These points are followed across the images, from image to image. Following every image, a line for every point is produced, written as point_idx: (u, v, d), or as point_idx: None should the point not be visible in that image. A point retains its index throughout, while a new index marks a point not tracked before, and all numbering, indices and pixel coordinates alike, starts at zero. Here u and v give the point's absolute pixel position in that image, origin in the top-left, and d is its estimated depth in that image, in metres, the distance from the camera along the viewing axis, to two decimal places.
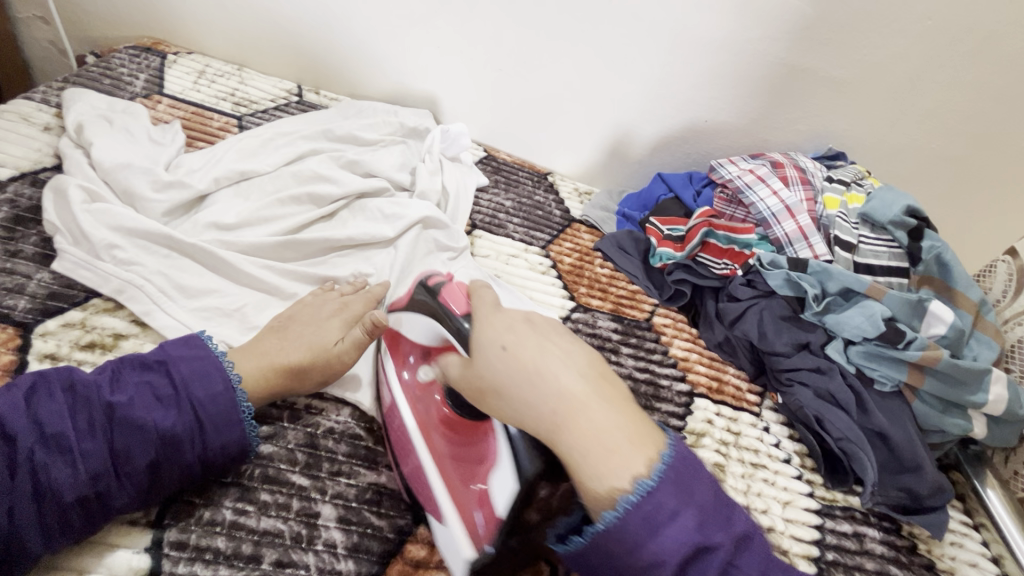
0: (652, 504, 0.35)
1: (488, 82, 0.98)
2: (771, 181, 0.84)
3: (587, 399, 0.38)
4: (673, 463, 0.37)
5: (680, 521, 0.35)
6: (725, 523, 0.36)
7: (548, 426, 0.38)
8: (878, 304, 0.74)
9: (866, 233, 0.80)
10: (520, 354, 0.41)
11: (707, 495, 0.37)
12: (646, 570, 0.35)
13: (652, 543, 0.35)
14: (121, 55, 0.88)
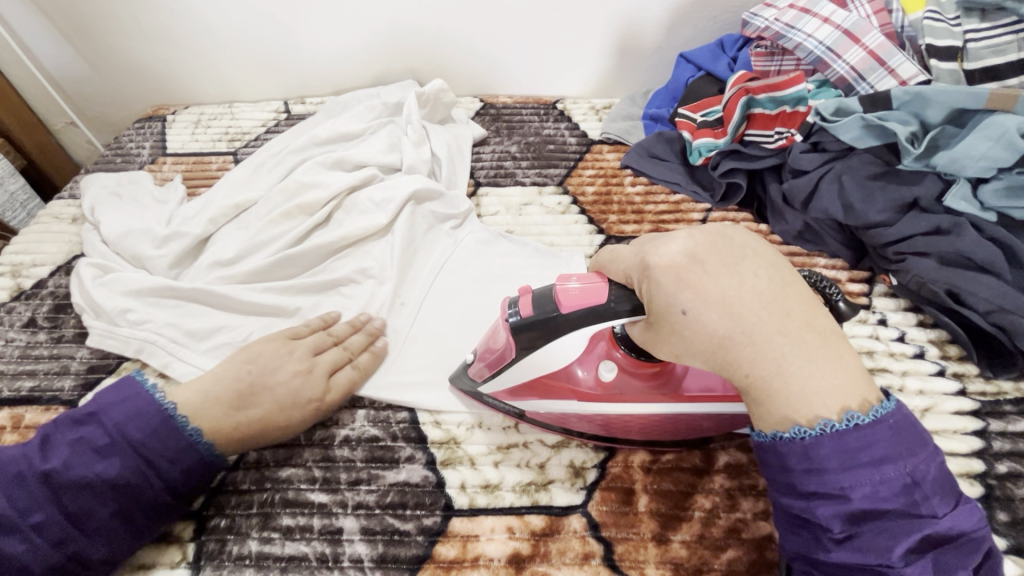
0: (855, 438, 0.35)
1: (459, 24, 0.86)
2: (819, 8, 0.64)
3: (801, 333, 0.36)
4: (895, 424, 0.36)
5: (884, 469, 0.34)
6: (934, 494, 0.35)
7: (757, 371, 0.36)
8: (1010, 116, 0.53)
9: (975, 24, 0.57)
10: (728, 298, 0.36)
11: (936, 479, 0.35)
12: (825, 499, 0.35)
13: (840, 474, 0.35)
14: (130, 131, 0.93)
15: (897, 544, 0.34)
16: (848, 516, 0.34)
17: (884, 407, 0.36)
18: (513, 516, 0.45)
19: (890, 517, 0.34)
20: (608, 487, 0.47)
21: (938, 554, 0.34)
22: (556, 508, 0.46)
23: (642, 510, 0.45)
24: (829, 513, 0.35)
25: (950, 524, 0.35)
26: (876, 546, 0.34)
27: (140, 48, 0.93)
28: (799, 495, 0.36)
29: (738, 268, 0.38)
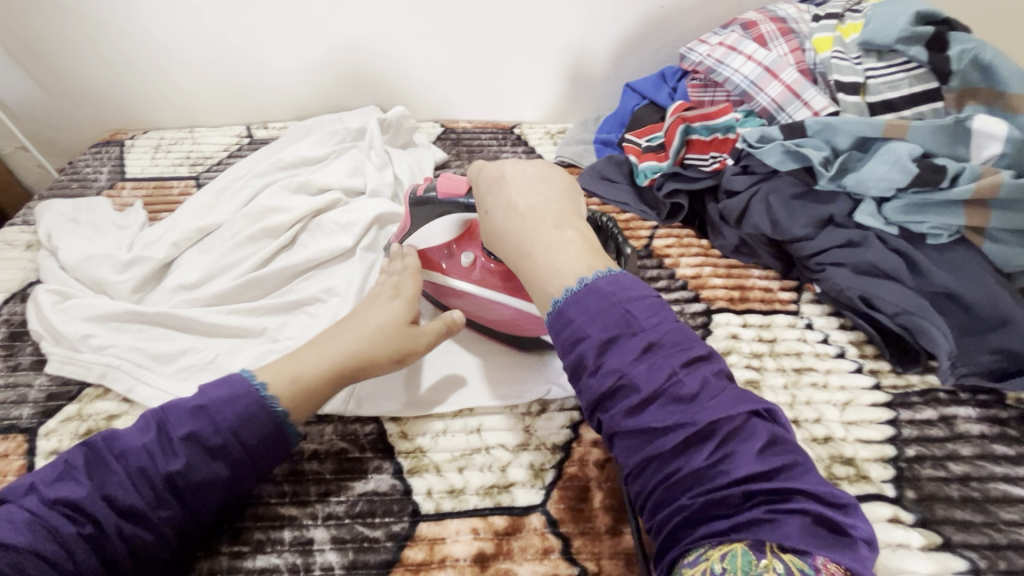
0: (587, 295, 0.42)
1: (420, 54, 0.90)
2: (744, 46, 0.71)
3: (559, 229, 0.48)
4: (612, 280, 0.43)
5: (609, 310, 0.41)
6: (648, 321, 0.41)
7: (525, 254, 0.48)
8: (903, 143, 0.60)
9: (873, 64, 0.65)
10: (506, 204, 0.51)
11: (660, 317, 0.41)
12: (577, 347, 0.42)
13: (580, 321, 0.42)
14: (86, 156, 0.93)
15: (623, 359, 0.40)
16: (592, 351, 0.41)
17: (609, 272, 0.44)
18: (476, 518, 0.48)
19: (620, 340, 0.40)
20: (565, 486, 0.50)
21: (655, 360, 0.40)
22: (516, 509, 0.49)
23: (597, 506, 0.49)
24: (582, 354, 0.41)
25: (660, 335, 0.40)
26: (614, 367, 0.40)
27: (99, 74, 0.94)
28: (570, 355, 0.42)
29: (528, 186, 0.52)
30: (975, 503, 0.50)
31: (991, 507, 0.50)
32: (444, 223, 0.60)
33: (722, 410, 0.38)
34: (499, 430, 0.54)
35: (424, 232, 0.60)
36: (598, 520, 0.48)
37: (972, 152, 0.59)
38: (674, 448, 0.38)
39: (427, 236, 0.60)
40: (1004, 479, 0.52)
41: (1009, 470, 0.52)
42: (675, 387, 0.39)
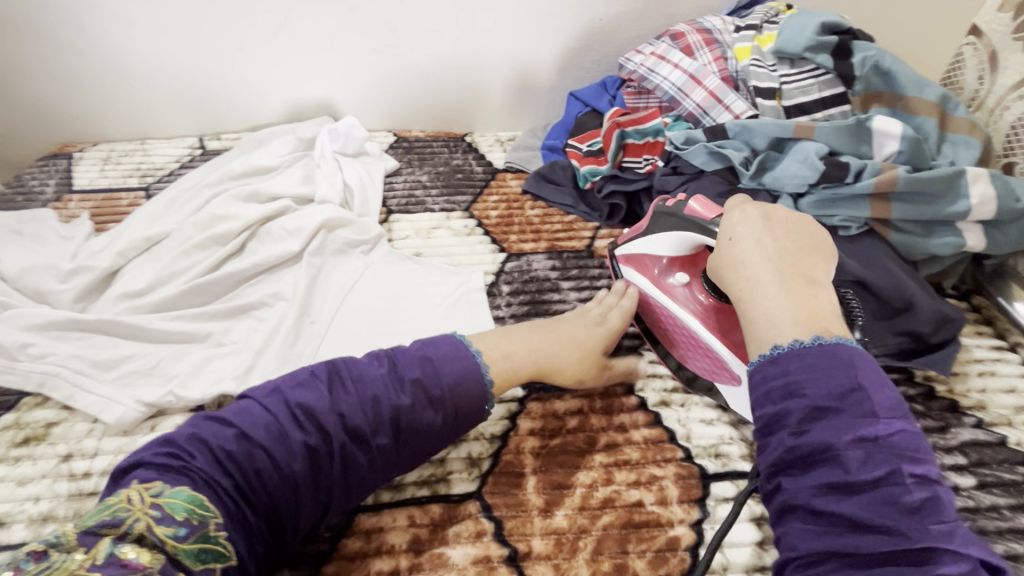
0: (814, 356, 0.40)
1: (371, 65, 0.93)
2: (672, 55, 0.76)
3: (790, 279, 0.46)
4: (851, 351, 0.40)
5: (839, 378, 0.39)
6: (882, 408, 0.38)
7: (751, 299, 0.46)
8: (811, 143, 0.65)
9: (787, 70, 0.70)
10: (734, 250, 0.49)
11: (872, 402, 0.38)
12: (783, 401, 0.39)
13: (805, 389, 0.39)
14: (33, 169, 0.92)
15: (839, 438, 0.37)
16: (800, 418, 0.38)
17: (842, 338, 0.41)
18: (412, 507, 0.50)
19: (833, 418, 0.37)
20: (500, 473, 0.52)
21: (876, 454, 0.36)
22: (452, 496, 0.51)
23: (530, 491, 0.51)
24: (786, 408, 0.38)
25: (890, 431, 0.37)
26: (823, 438, 0.37)
27: (47, 87, 0.94)
28: (769, 407, 0.40)
29: (766, 234, 0.49)
30: None
31: None
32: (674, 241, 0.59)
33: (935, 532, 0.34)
34: None
35: (644, 241, 0.62)
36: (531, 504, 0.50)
37: (874, 150, 0.65)
38: (874, 552, 0.34)
39: (647, 246, 0.62)
40: None
41: None
42: (889, 491, 0.35)
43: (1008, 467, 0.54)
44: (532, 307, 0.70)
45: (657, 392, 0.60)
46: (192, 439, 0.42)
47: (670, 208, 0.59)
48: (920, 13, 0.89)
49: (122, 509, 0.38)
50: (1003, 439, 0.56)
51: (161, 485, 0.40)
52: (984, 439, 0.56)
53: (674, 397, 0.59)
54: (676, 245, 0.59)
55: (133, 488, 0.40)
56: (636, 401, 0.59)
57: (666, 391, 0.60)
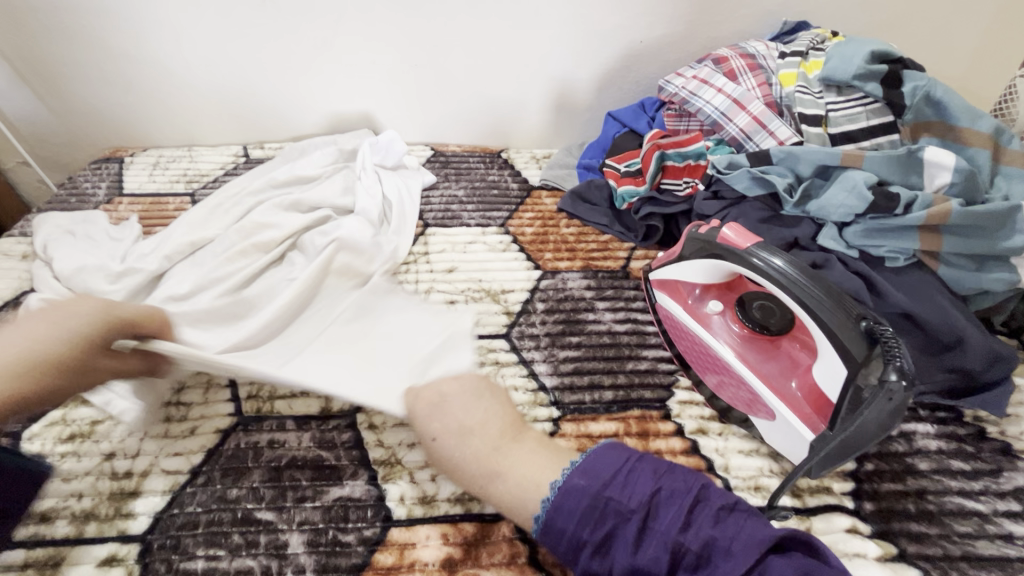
0: (560, 495, 0.45)
1: (412, 81, 0.95)
2: (715, 79, 0.76)
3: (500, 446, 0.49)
4: (577, 473, 0.46)
5: (583, 501, 0.44)
6: (627, 495, 0.43)
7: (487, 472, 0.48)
8: (860, 172, 0.64)
9: (834, 98, 0.69)
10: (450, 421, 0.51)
11: (616, 505, 0.43)
12: (580, 551, 0.44)
13: (571, 528, 0.44)
14: (85, 172, 0.96)
15: (626, 553, 0.42)
16: (594, 556, 0.43)
17: (572, 464, 0.47)
18: (446, 524, 0.50)
19: (618, 537, 0.43)
20: None
21: (652, 537, 0.42)
22: (486, 515, 0.51)
23: None
24: (591, 558, 0.43)
25: (644, 509, 0.43)
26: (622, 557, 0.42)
27: (102, 93, 0.97)
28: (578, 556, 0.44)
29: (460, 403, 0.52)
30: (931, 516, 0.52)
31: (946, 520, 0.51)
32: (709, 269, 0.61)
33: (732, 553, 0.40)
34: None
35: (682, 266, 0.62)
36: None
37: (924, 181, 0.64)
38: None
39: (682, 271, 0.62)
40: (959, 493, 0.53)
41: (965, 484, 0.54)
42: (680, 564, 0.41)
43: None
44: (566, 325, 0.69)
45: (694, 420, 0.59)
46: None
47: (704, 233, 0.59)
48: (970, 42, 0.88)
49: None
50: None
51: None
52: None
53: (712, 425, 0.59)
54: (708, 274, 0.60)
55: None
56: (673, 427, 0.59)
57: (703, 418, 0.60)
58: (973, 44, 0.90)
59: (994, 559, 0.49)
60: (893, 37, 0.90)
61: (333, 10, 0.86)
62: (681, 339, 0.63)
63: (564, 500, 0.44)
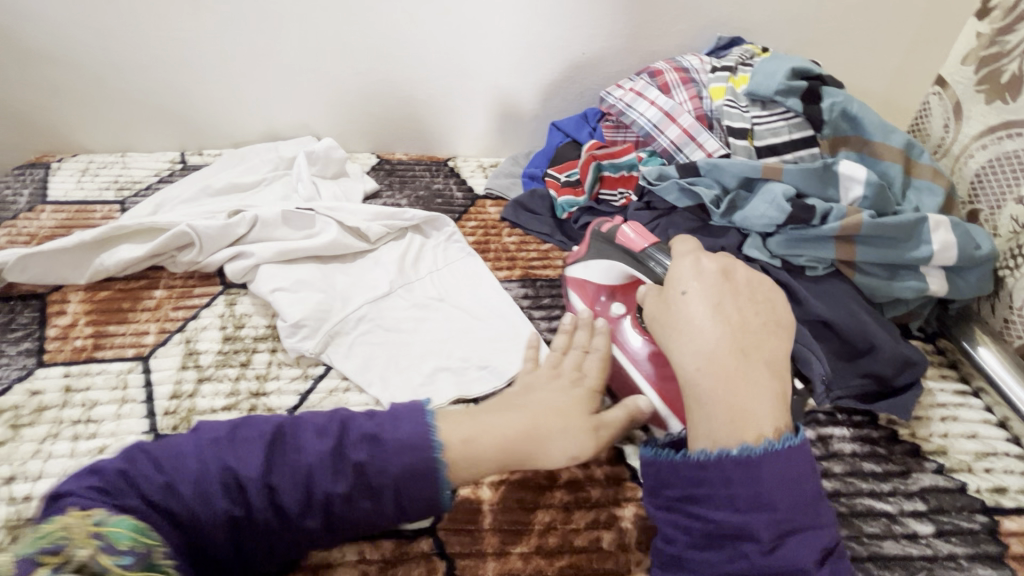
0: (778, 459, 0.42)
1: (355, 88, 0.94)
2: (649, 92, 0.78)
3: (755, 367, 0.46)
4: (793, 454, 0.42)
5: (794, 483, 0.41)
6: (824, 515, 0.42)
7: (700, 391, 0.46)
8: (779, 185, 0.66)
9: (758, 112, 0.71)
10: (687, 325, 0.49)
11: (804, 491, 0.42)
12: (755, 517, 0.40)
13: (768, 490, 0.41)
14: (8, 178, 0.91)
15: (806, 554, 0.40)
16: (771, 531, 0.40)
17: (791, 439, 0.43)
18: (364, 541, 0.49)
19: (800, 532, 0.41)
20: (456, 508, 0.52)
21: (827, 560, 0.41)
22: (404, 530, 0.50)
23: (486, 527, 0.51)
24: (760, 527, 0.40)
25: (829, 533, 0.42)
26: (795, 554, 0.40)
27: (23, 93, 0.93)
28: (729, 526, 0.41)
29: (712, 297, 0.50)
30: (842, 518, 0.53)
31: (856, 521, 0.53)
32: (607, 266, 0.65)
33: None
34: None
35: (586, 265, 0.66)
36: (487, 541, 0.50)
37: (840, 194, 0.66)
38: None
39: (587, 272, 0.66)
40: (869, 495, 0.55)
41: (875, 486, 0.56)
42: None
43: (967, 515, 0.54)
44: None
45: None
46: (149, 475, 0.42)
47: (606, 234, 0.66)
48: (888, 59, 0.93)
49: (64, 536, 0.39)
50: (963, 485, 0.56)
51: (103, 512, 0.40)
52: (944, 485, 0.56)
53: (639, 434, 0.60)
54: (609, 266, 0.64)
55: (72, 516, 0.40)
56: None
57: None
58: (895, 62, 0.94)
59: (898, 559, 0.51)
60: (823, 54, 0.93)
61: (272, 17, 0.85)
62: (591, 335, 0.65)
63: (763, 458, 0.42)
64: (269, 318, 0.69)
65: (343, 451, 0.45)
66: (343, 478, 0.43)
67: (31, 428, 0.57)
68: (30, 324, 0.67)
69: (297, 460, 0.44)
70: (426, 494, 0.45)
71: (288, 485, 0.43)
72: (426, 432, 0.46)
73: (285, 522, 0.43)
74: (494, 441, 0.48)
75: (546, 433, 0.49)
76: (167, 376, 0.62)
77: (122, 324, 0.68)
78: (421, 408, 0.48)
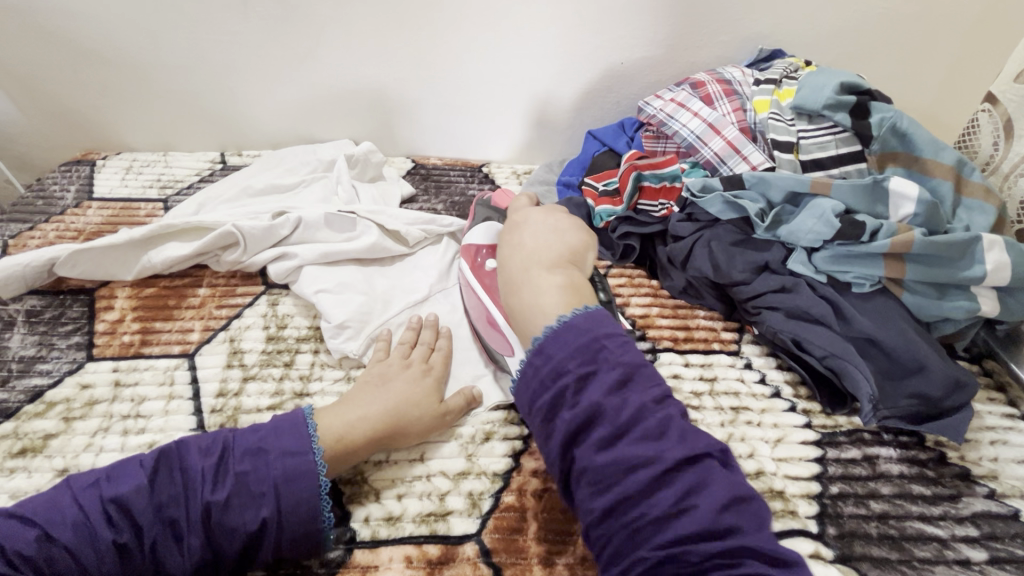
0: (564, 329, 0.51)
1: (393, 93, 0.95)
2: (692, 103, 0.78)
3: (546, 275, 0.59)
4: (586, 316, 0.53)
5: (582, 344, 0.50)
6: (621, 357, 0.49)
7: (515, 299, 0.59)
8: (828, 201, 0.66)
9: (805, 126, 0.71)
10: (514, 250, 0.64)
11: (605, 345, 0.50)
12: (559, 376, 0.49)
13: (561, 354, 0.50)
14: (55, 174, 0.93)
15: (599, 392, 0.47)
16: (572, 384, 0.48)
17: (583, 310, 0.54)
18: (411, 546, 0.49)
19: (598, 370, 0.48)
20: (501, 516, 0.52)
21: (642, 407, 0.46)
22: (449, 537, 0.50)
23: (531, 536, 0.51)
24: (573, 395, 0.47)
25: (638, 389, 0.47)
26: (603, 409, 0.46)
27: (70, 92, 0.95)
28: (551, 396, 0.48)
29: (541, 236, 0.65)
30: (892, 541, 0.52)
31: (907, 545, 0.52)
32: (488, 228, 0.73)
33: (692, 449, 0.45)
34: (442, 456, 0.56)
35: (472, 231, 0.73)
36: (534, 551, 0.50)
37: (889, 211, 0.65)
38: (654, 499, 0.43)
39: (472, 236, 0.73)
40: (919, 518, 0.54)
41: (925, 509, 0.55)
42: (650, 427, 0.45)
43: (1021, 542, 0.53)
44: None
45: None
46: (65, 517, 0.43)
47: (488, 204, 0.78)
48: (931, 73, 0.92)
49: None
50: (1016, 512, 0.55)
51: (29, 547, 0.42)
52: (996, 511, 0.55)
53: None
54: (485, 225, 0.74)
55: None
56: None
57: None
58: (938, 77, 0.93)
59: None
60: (865, 67, 0.92)
61: (316, 23, 0.86)
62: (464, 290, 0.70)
63: (559, 331, 0.52)
64: (311, 319, 0.70)
65: (227, 466, 0.47)
66: (226, 487, 0.46)
67: (82, 422, 0.58)
68: (79, 318, 0.68)
69: (174, 483, 0.46)
70: (307, 496, 0.47)
71: (174, 505, 0.45)
72: (307, 441, 0.50)
73: (172, 545, 0.44)
74: (370, 423, 0.53)
75: (405, 421, 0.54)
76: (213, 373, 0.63)
77: (168, 320, 0.69)
78: (302, 417, 0.52)
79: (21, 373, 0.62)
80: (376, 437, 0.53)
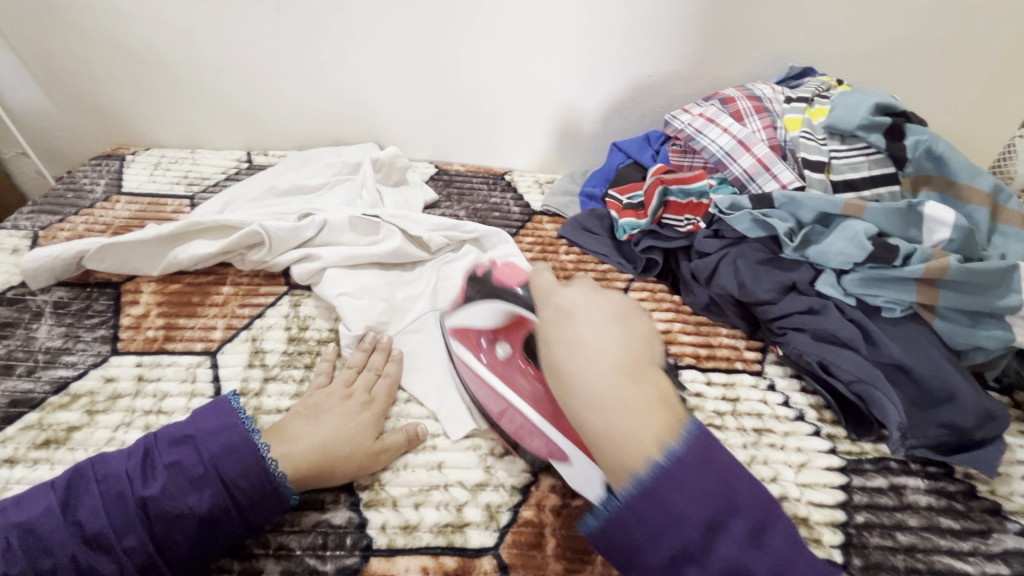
0: (676, 468, 0.39)
1: (418, 98, 0.95)
2: (721, 119, 0.77)
3: (633, 385, 0.43)
4: (700, 446, 0.41)
5: (701, 484, 0.39)
6: (748, 499, 0.40)
7: (602, 426, 0.42)
8: (860, 223, 0.65)
9: (837, 146, 0.71)
10: (575, 347, 0.46)
11: (718, 473, 0.40)
12: (674, 529, 0.38)
13: (682, 505, 0.38)
14: (85, 167, 0.95)
15: (733, 546, 0.37)
16: (697, 538, 0.38)
17: (690, 433, 0.42)
18: (427, 556, 0.49)
19: (727, 520, 0.38)
20: (519, 531, 0.51)
21: (765, 539, 0.39)
22: (466, 549, 0.50)
23: (549, 553, 0.50)
24: (683, 539, 0.38)
25: (758, 515, 0.39)
26: (724, 555, 0.37)
27: (103, 87, 0.97)
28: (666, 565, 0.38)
29: (598, 325, 0.47)
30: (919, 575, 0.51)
31: None
32: (491, 312, 0.60)
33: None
34: (460, 467, 0.56)
35: (470, 309, 0.62)
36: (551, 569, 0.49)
37: (923, 235, 0.64)
38: None
39: (470, 317, 0.62)
40: (948, 553, 0.53)
41: (954, 544, 0.53)
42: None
43: None
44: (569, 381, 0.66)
45: None
46: None
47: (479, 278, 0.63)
48: (966, 95, 0.91)
49: None
50: None
51: None
52: None
53: None
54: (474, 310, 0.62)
55: None
56: None
57: None
58: (972, 100, 0.91)
59: None
60: (898, 88, 0.91)
61: (347, 27, 0.87)
62: (475, 386, 0.60)
63: (671, 470, 0.39)
64: (332, 322, 0.70)
65: (153, 461, 0.47)
66: (155, 480, 0.46)
67: (106, 415, 0.58)
68: (105, 312, 0.69)
69: (93, 493, 0.45)
70: (242, 472, 0.48)
71: (94, 517, 0.44)
72: (234, 417, 0.51)
73: (100, 554, 0.43)
74: (294, 461, 0.50)
75: (333, 460, 0.52)
76: (235, 372, 0.63)
77: (191, 317, 0.69)
78: (226, 401, 0.53)
79: (47, 364, 0.63)
80: (300, 479, 0.50)
